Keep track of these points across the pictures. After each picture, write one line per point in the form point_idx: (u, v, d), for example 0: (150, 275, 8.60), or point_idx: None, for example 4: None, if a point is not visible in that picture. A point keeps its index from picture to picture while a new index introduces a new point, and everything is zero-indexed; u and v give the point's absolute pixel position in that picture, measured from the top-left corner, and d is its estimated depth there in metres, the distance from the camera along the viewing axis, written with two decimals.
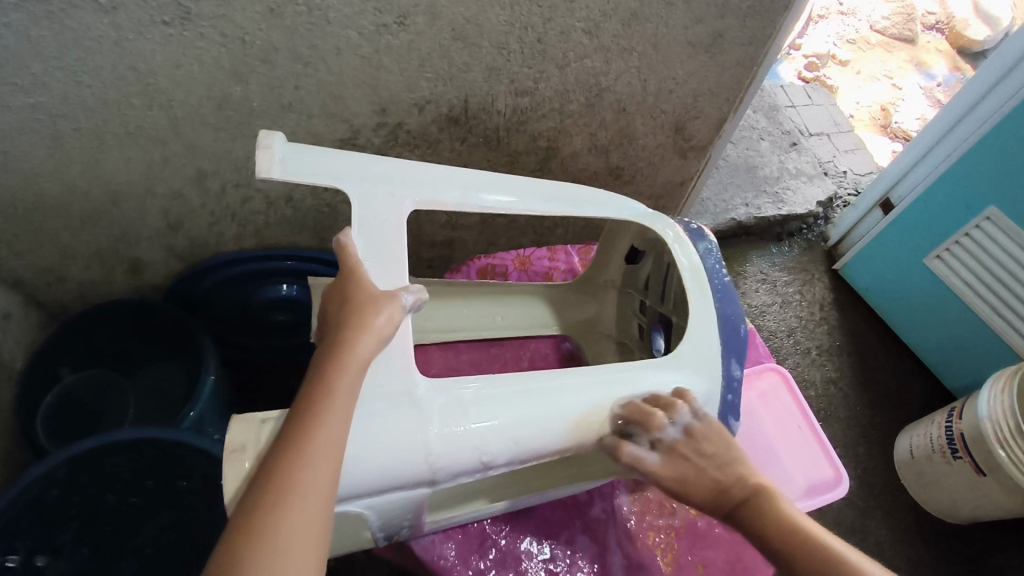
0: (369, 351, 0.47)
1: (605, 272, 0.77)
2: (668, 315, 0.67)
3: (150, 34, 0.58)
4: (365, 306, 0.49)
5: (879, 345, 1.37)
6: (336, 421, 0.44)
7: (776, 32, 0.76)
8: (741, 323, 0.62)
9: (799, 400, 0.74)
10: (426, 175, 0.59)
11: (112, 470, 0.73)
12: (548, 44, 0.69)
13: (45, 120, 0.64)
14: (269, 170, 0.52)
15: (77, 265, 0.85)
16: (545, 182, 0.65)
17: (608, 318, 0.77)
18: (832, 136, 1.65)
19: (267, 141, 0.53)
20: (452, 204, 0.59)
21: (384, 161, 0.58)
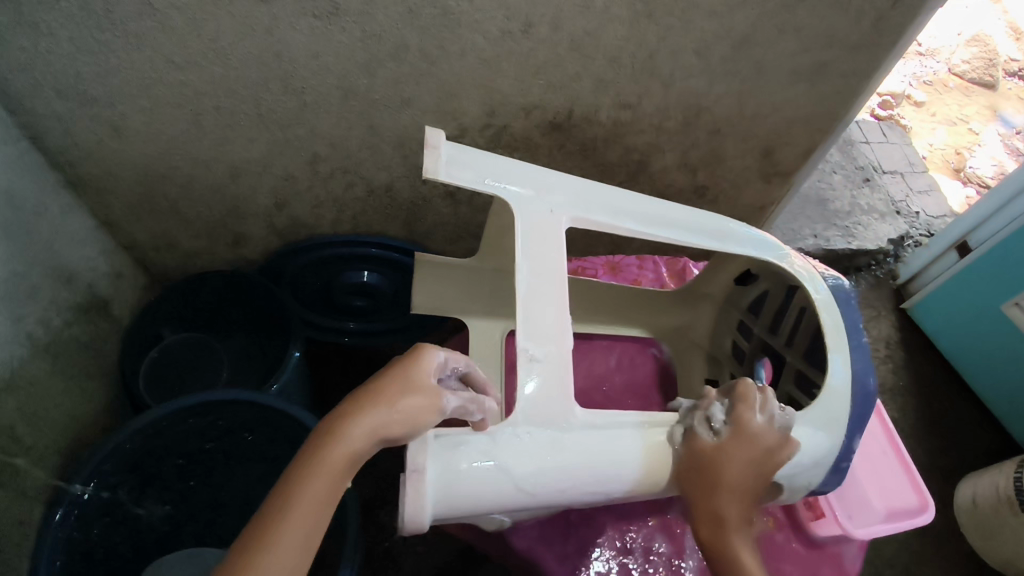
0: (359, 447, 0.45)
1: (708, 283, 0.77)
2: (780, 351, 0.68)
3: (298, 24, 0.63)
4: (376, 397, 0.47)
5: (943, 391, 1.34)
6: (308, 501, 0.43)
7: (883, 68, 0.77)
8: (871, 375, 0.61)
9: (887, 427, 0.73)
10: (578, 189, 0.62)
11: (216, 425, 0.79)
12: (658, 61, 0.72)
13: (190, 95, 0.70)
14: (436, 172, 0.55)
15: (187, 234, 0.91)
16: (683, 208, 0.66)
17: (700, 330, 0.78)
18: (906, 176, 1.64)
19: (433, 140, 0.56)
20: (600, 224, 0.61)
21: (537, 175, 0.61)
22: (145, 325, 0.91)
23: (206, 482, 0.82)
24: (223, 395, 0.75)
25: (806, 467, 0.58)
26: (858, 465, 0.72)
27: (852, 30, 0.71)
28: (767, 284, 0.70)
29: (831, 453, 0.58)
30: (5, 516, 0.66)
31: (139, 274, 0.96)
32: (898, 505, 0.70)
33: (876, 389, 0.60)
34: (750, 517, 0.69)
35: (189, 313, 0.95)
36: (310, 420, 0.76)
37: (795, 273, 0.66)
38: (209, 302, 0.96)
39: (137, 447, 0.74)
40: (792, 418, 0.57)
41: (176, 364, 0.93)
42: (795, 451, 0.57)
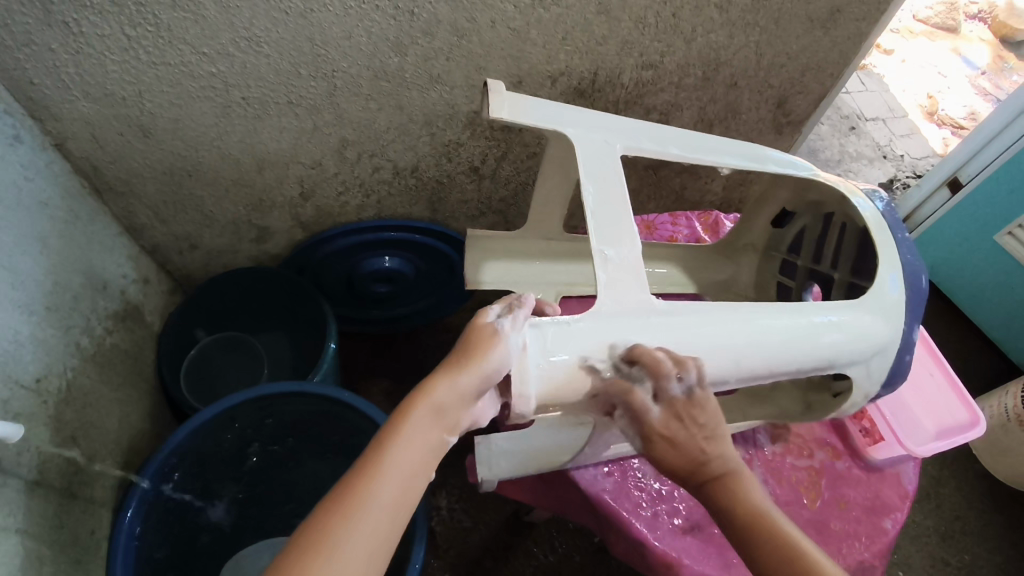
0: (448, 401, 0.44)
1: (747, 235, 0.79)
2: (826, 274, 0.69)
3: (333, 6, 0.63)
4: (465, 351, 0.46)
5: (943, 324, 1.40)
6: (413, 452, 0.42)
7: (890, 9, 0.79)
8: (922, 276, 0.63)
9: (933, 351, 0.78)
10: (627, 126, 0.63)
11: (268, 414, 0.78)
12: (681, 18, 0.73)
13: (220, 88, 0.69)
14: (499, 112, 0.56)
15: (211, 233, 0.90)
16: (728, 141, 0.67)
17: (744, 281, 0.79)
18: (888, 122, 1.69)
19: (493, 88, 0.57)
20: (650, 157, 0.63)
21: (589, 114, 0.62)
22: (182, 327, 0.91)
23: (267, 473, 0.83)
24: (274, 387, 0.74)
25: (870, 362, 0.60)
26: (905, 392, 0.77)
27: None
28: (807, 215, 0.72)
29: (892, 349, 0.61)
30: (81, 525, 0.66)
31: (164, 279, 0.94)
32: (951, 422, 0.74)
33: (928, 283, 0.62)
34: (809, 448, 0.73)
35: (221, 312, 0.95)
36: (363, 401, 0.75)
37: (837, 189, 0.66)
38: (240, 300, 0.95)
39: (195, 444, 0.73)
40: (853, 311, 0.60)
41: (214, 363, 0.94)
42: (852, 337, 0.59)
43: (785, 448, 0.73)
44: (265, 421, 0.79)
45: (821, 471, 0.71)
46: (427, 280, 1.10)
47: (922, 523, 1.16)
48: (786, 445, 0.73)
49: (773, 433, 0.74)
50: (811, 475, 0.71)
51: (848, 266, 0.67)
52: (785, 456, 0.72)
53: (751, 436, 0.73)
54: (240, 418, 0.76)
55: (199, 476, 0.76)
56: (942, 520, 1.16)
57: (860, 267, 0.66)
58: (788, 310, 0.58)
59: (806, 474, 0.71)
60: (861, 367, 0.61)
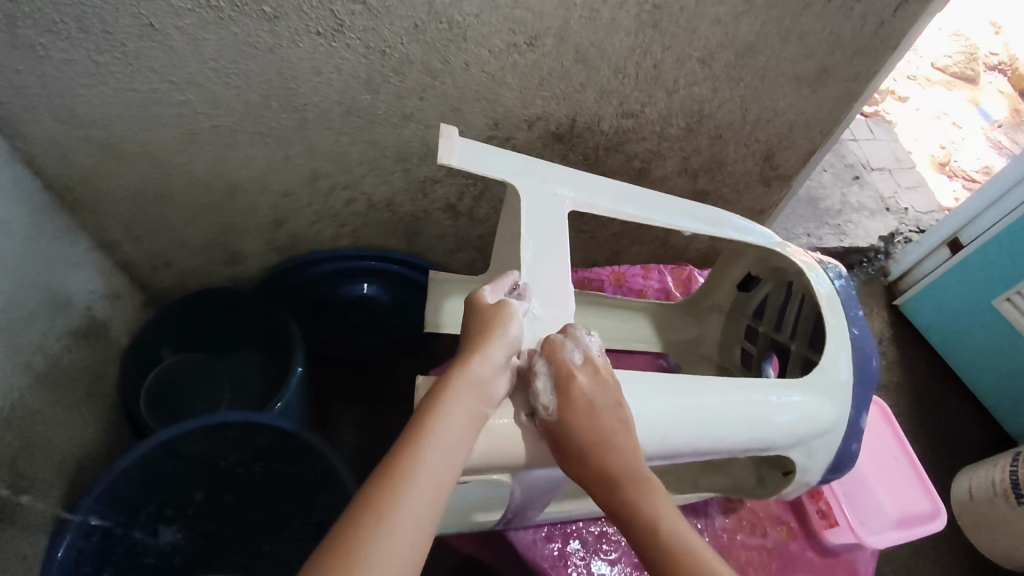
0: (486, 372, 0.47)
1: (712, 295, 0.78)
2: (786, 344, 0.68)
3: (303, 43, 0.62)
4: (491, 323, 0.49)
5: (936, 386, 1.37)
6: (441, 443, 0.42)
7: (880, 72, 0.77)
8: (874, 358, 0.63)
9: (896, 432, 0.79)
10: (582, 182, 0.63)
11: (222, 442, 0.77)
12: (662, 70, 0.72)
13: (189, 115, 0.68)
14: (446, 158, 0.55)
15: (184, 252, 0.89)
16: (689, 205, 0.67)
17: (709, 341, 0.78)
18: (894, 172, 1.65)
19: (445, 133, 0.57)
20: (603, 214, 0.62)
21: (544, 168, 0.62)
22: (148, 346, 0.89)
23: (217, 504, 0.82)
24: (238, 416, 0.74)
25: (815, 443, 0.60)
26: (870, 474, 0.77)
27: (853, 36, 0.71)
28: (770, 283, 0.72)
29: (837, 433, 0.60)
30: (13, 549, 0.65)
31: (135, 294, 0.93)
32: (914, 509, 0.75)
33: (880, 363, 0.62)
34: (762, 527, 0.73)
35: (190, 333, 0.94)
36: (323, 443, 0.76)
37: (795, 262, 0.66)
38: (210, 320, 0.94)
39: (142, 467, 0.72)
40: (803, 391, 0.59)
41: (177, 384, 0.92)
42: (801, 418, 0.58)
43: (735, 524, 0.73)
44: (222, 450, 0.78)
45: (772, 553, 0.71)
46: (402, 311, 1.07)
47: None
48: (738, 522, 0.73)
49: (725, 508, 0.74)
50: (762, 556, 0.71)
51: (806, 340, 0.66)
52: (735, 533, 0.72)
53: (703, 509, 0.73)
54: (198, 443, 0.76)
55: (147, 499, 0.75)
56: None
57: (815, 342, 0.65)
58: (739, 386, 0.57)
59: (756, 553, 0.71)
60: (806, 451, 0.60)
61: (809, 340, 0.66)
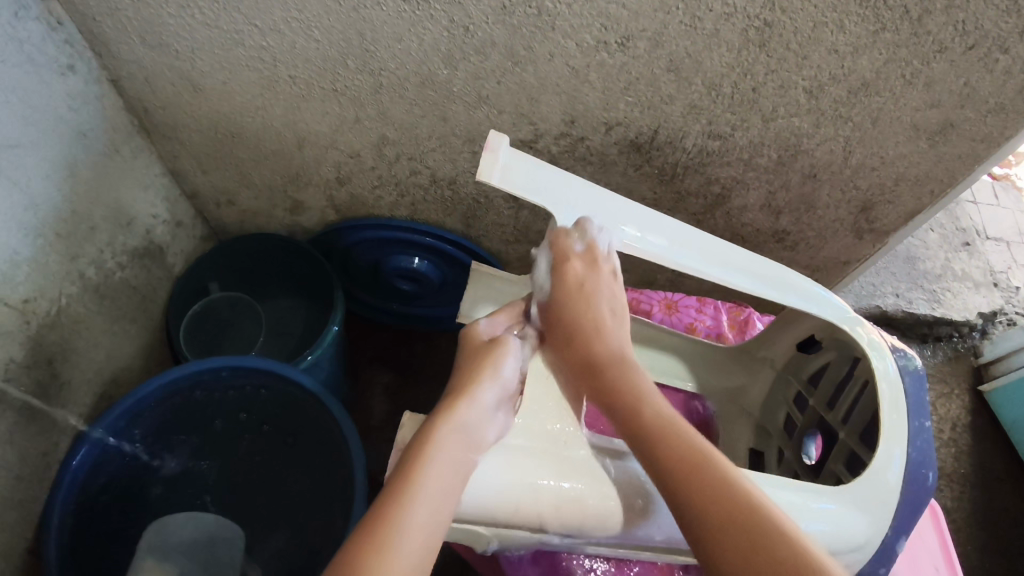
0: (474, 413, 0.50)
1: (767, 348, 0.74)
2: (833, 428, 0.64)
3: (386, 6, 0.60)
4: (481, 365, 0.54)
5: (1010, 489, 1.23)
6: (436, 480, 0.44)
7: (1017, 137, 0.68)
8: (929, 471, 0.58)
9: (947, 548, 0.76)
10: (639, 218, 0.60)
11: (245, 388, 0.79)
12: (762, 95, 0.66)
13: (268, 62, 0.68)
14: (489, 176, 0.54)
15: (249, 194, 0.91)
16: (754, 256, 0.64)
17: (753, 395, 0.74)
18: (1012, 246, 1.49)
19: (493, 144, 0.54)
20: (652, 255, 0.60)
21: (595, 196, 0.59)
22: (198, 276, 0.91)
23: (231, 443, 0.84)
24: (265, 365, 0.75)
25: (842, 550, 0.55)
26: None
27: (992, 91, 0.62)
28: (832, 353, 0.66)
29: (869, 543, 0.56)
30: (34, 445, 0.68)
31: (199, 225, 0.96)
32: None
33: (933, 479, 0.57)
34: None
35: (239, 271, 0.96)
36: (338, 406, 0.75)
37: (859, 341, 0.63)
38: (260, 263, 0.96)
39: (163, 396, 0.75)
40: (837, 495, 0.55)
41: (220, 318, 0.95)
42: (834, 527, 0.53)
43: None
44: (247, 395, 0.80)
45: None
46: (449, 291, 1.07)
47: None
48: None
49: None
50: None
51: (857, 430, 0.62)
52: None
53: None
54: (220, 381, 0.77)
55: (165, 424, 0.78)
56: None
57: (867, 435, 0.61)
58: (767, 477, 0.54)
59: None
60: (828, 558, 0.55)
61: (861, 431, 0.61)
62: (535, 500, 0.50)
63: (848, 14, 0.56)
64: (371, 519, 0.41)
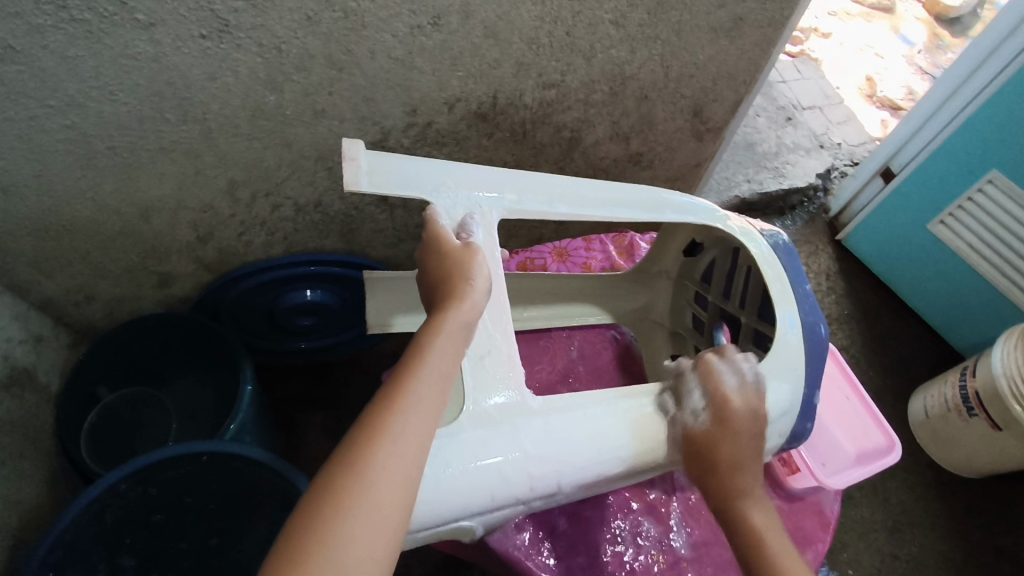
0: (464, 328, 0.50)
1: (660, 262, 0.81)
2: (736, 313, 0.71)
3: (187, 48, 0.58)
4: (461, 274, 0.53)
5: (887, 314, 1.41)
6: (423, 396, 0.45)
7: (794, 13, 0.77)
8: (820, 324, 0.66)
9: (849, 375, 0.87)
10: (509, 183, 0.64)
11: (177, 481, 0.75)
12: (576, 36, 0.70)
13: (80, 140, 0.63)
14: (356, 183, 0.55)
15: (107, 283, 0.84)
16: (620, 188, 0.68)
17: (661, 306, 0.81)
18: (824, 109, 1.68)
19: (350, 153, 0.56)
20: (533, 212, 0.63)
21: (459, 174, 0.62)
22: (81, 386, 0.84)
23: (166, 537, 0.79)
24: (191, 448, 0.72)
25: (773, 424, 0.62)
26: (829, 417, 0.86)
27: None
28: (716, 251, 0.73)
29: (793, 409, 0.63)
30: None
31: (62, 334, 0.88)
32: (871, 445, 0.83)
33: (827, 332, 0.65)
34: None
35: (127, 369, 0.89)
36: (294, 471, 0.74)
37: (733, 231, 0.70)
38: (146, 351, 0.89)
39: (91, 518, 0.70)
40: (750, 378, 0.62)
41: (121, 423, 0.88)
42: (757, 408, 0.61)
43: None
44: (196, 484, 0.76)
45: None
46: (353, 313, 1.05)
47: (871, 518, 1.16)
48: None
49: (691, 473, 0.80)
50: None
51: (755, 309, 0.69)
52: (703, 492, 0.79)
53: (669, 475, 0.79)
54: (150, 481, 0.74)
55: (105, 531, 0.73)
56: (890, 515, 1.17)
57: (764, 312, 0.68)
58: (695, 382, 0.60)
59: None
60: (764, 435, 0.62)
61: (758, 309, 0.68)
62: (509, 481, 0.52)
63: None
64: (353, 438, 0.42)
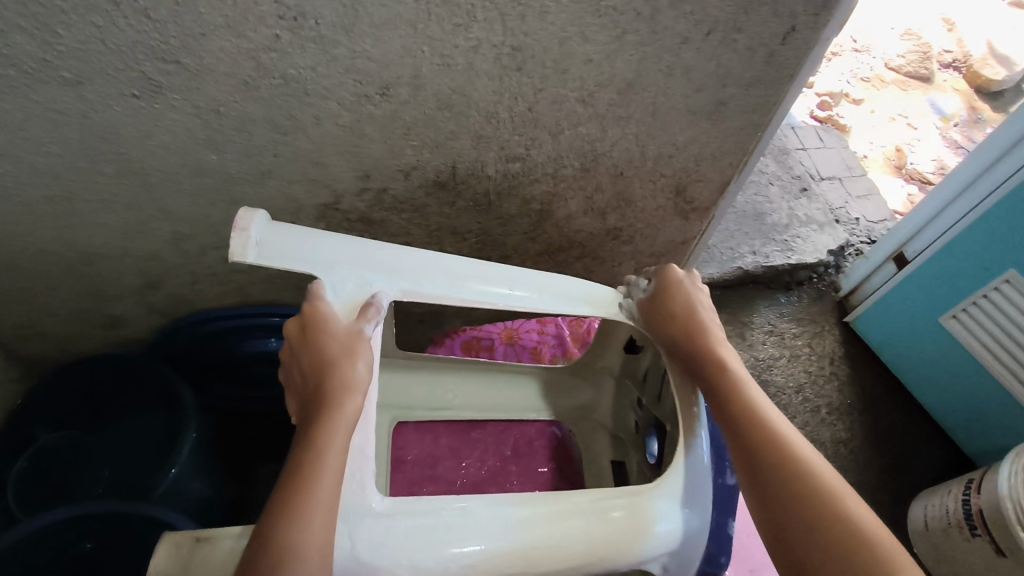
0: (356, 412, 0.47)
1: (602, 358, 0.78)
2: (664, 421, 0.65)
3: (119, 106, 0.56)
4: (341, 357, 0.48)
5: (892, 406, 1.31)
6: (323, 504, 0.42)
7: (782, 100, 0.71)
8: None
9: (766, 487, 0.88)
10: (420, 263, 0.56)
11: (98, 538, 0.72)
12: (539, 112, 0.66)
13: (12, 188, 0.61)
14: (243, 256, 0.49)
15: (55, 321, 0.83)
16: (545, 274, 0.62)
17: (603, 406, 0.77)
18: (844, 181, 1.61)
19: (244, 221, 0.50)
20: (436, 298, 0.56)
21: (365, 249, 0.55)
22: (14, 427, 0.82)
23: None
24: (117, 509, 0.69)
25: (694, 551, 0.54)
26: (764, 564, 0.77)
27: (744, 68, 0.66)
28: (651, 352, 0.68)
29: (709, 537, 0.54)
30: None
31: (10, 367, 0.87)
32: None
33: None
34: None
35: (69, 406, 0.87)
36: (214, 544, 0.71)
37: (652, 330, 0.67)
38: (91, 392, 0.87)
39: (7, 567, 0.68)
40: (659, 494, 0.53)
41: (57, 465, 0.85)
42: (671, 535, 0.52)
43: None
44: (116, 540, 0.72)
45: None
46: None
47: None
48: None
49: None
50: None
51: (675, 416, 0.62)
52: None
53: None
54: (73, 537, 0.71)
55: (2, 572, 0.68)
56: None
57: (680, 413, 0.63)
58: (595, 496, 0.51)
59: None
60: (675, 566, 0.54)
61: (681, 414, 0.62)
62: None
63: (587, 24, 0.57)
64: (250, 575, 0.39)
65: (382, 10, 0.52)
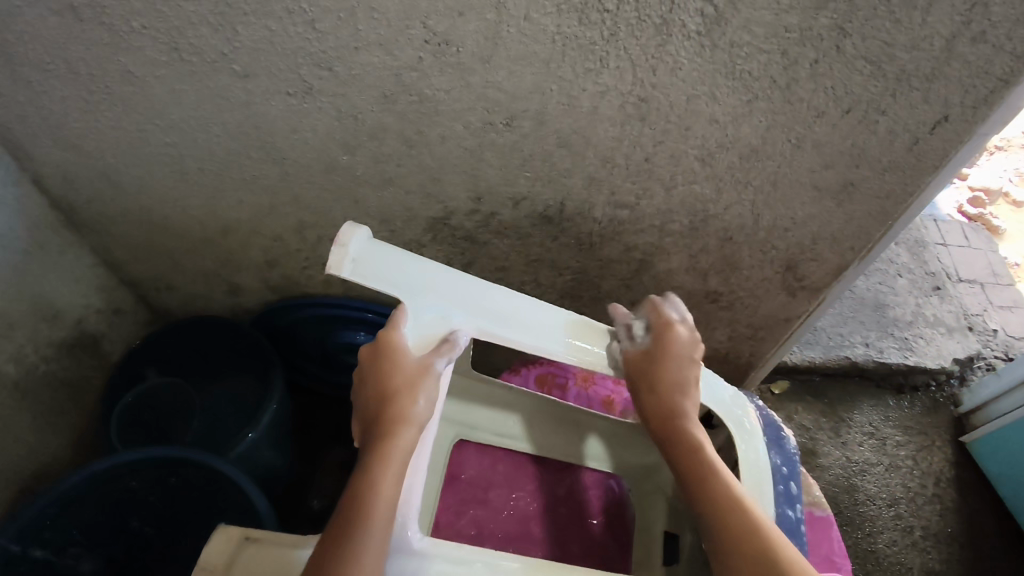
0: (411, 445, 0.48)
1: None
2: None
3: (275, 101, 0.62)
4: (403, 392, 0.50)
5: (1000, 547, 1.16)
6: (376, 540, 0.43)
7: (921, 191, 0.67)
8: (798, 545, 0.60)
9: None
10: (496, 305, 0.58)
11: (175, 479, 0.77)
12: (656, 164, 0.66)
13: (176, 157, 0.70)
14: (339, 270, 0.50)
15: (185, 279, 0.92)
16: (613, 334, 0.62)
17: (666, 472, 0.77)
18: (986, 287, 1.46)
19: (346, 236, 0.51)
20: (506, 341, 0.57)
21: (447, 281, 0.56)
22: (131, 365, 0.91)
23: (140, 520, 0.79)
24: (195, 456, 0.74)
25: None
26: None
27: (881, 151, 0.62)
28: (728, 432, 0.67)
29: None
30: None
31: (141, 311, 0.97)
32: None
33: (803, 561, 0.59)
34: None
35: (178, 356, 0.95)
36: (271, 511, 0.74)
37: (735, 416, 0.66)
38: (201, 346, 0.95)
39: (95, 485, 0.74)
40: None
41: (157, 408, 0.93)
42: None
43: None
44: (189, 484, 0.77)
45: None
46: None
47: None
48: None
49: None
50: None
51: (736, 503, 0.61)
52: None
53: None
54: (156, 472, 0.76)
55: (78, 507, 0.74)
56: None
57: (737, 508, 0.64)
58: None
59: None
60: None
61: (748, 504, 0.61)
62: None
63: (719, 86, 0.57)
64: None
65: (520, 47, 0.55)
